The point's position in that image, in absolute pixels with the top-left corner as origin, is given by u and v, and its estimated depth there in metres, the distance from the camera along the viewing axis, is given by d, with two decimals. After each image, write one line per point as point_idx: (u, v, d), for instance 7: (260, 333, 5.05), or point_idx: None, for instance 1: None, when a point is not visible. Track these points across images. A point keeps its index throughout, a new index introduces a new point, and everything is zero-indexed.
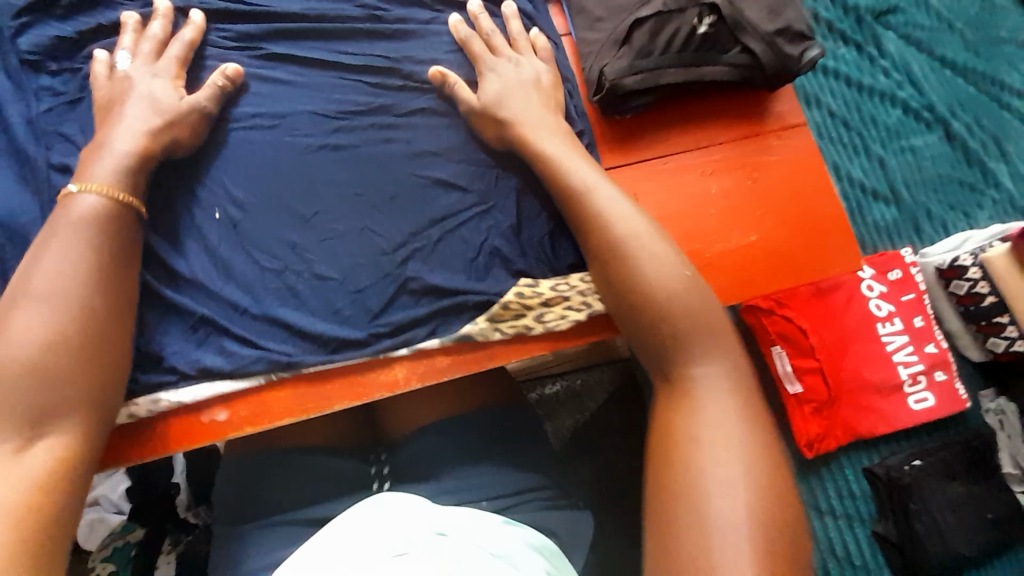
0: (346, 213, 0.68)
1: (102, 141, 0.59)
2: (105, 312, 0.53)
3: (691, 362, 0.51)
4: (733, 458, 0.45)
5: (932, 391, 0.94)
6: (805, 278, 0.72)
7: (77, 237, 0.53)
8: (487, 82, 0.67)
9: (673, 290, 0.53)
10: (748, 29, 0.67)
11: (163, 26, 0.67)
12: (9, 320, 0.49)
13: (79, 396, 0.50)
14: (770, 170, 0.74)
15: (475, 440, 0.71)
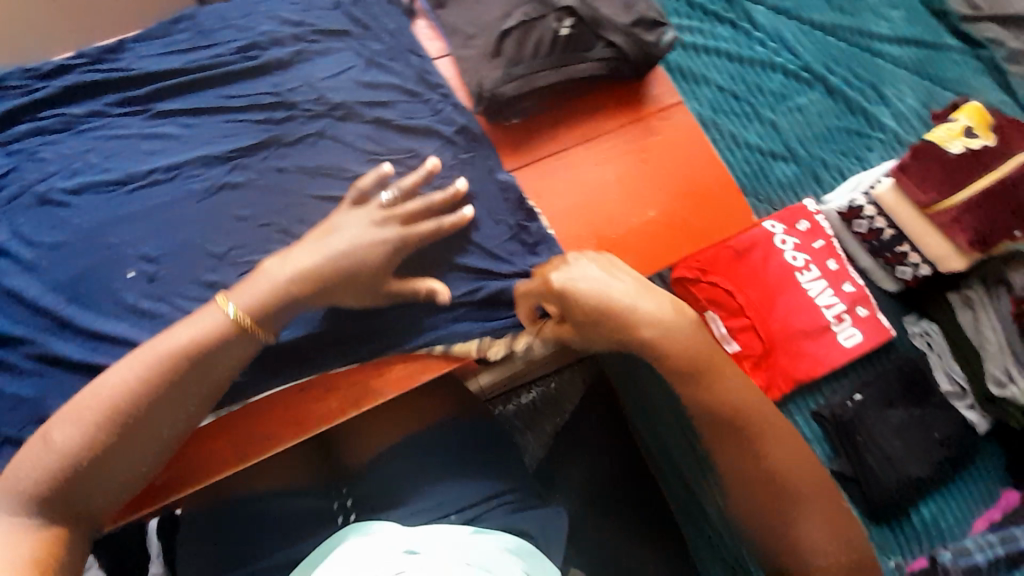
0: (257, 243, 0.68)
1: (271, 268, 0.60)
2: (166, 426, 0.57)
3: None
4: None
5: (858, 327, 1.00)
6: (710, 243, 0.76)
7: (164, 347, 0.56)
8: (575, 288, 0.63)
9: (821, 548, 0.56)
10: (607, 25, 0.73)
11: (412, 181, 0.66)
12: (71, 411, 0.55)
13: (107, 493, 0.56)
14: (658, 149, 0.78)
15: (436, 456, 0.74)
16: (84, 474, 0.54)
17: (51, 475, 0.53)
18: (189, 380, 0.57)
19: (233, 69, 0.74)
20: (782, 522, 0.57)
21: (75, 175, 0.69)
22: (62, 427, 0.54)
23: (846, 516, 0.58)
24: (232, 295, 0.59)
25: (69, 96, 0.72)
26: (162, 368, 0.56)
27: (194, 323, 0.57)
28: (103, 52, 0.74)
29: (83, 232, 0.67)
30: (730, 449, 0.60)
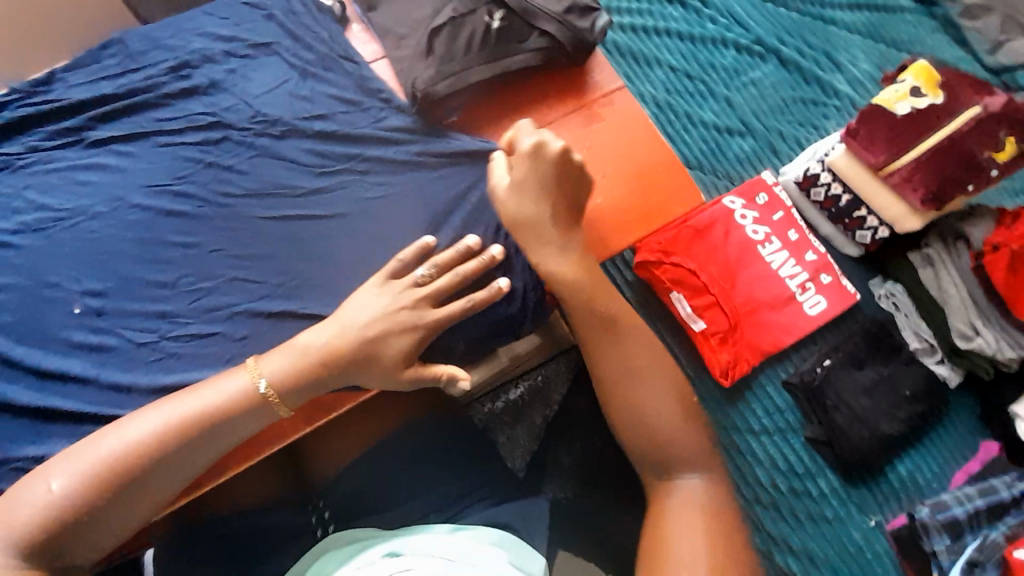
0: (203, 268, 0.68)
1: (312, 342, 0.62)
2: (167, 485, 0.58)
3: (682, 478, 0.63)
4: (692, 530, 0.59)
5: (823, 294, 1.01)
6: (661, 223, 0.77)
7: (185, 403, 0.59)
8: (517, 161, 0.67)
9: (680, 440, 0.64)
10: (539, 14, 0.72)
11: (450, 256, 0.66)
12: (79, 454, 0.57)
13: (101, 541, 0.57)
14: (602, 136, 0.78)
15: (411, 460, 0.76)
16: (78, 523, 0.55)
17: (50, 519, 0.54)
18: (196, 443, 0.58)
19: (166, 92, 0.73)
20: (648, 424, 0.64)
21: (14, 215, 0.68)
22: (64, 472, 0.55)
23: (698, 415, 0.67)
24: (263, 364, 0.61)
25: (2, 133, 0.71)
26: (176, 426, 0.58)
27: (216, 390, 0.60)
28: (35, 86, 0.73)
29: (28, 271, 0.66)
30: (604, 352, 0.67)
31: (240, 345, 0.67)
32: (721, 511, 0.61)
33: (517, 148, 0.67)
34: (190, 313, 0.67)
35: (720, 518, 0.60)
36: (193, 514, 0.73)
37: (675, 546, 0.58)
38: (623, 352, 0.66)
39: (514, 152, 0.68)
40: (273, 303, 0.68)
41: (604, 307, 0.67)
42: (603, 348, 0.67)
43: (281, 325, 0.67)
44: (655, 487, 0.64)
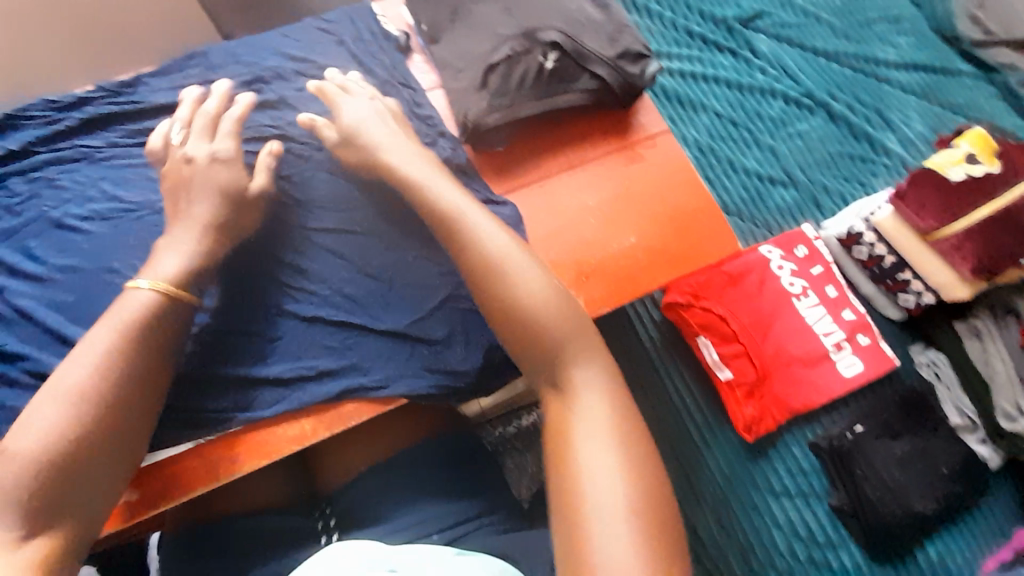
0: (251, 269, 0.72)
1: (169, 239, 0.61)
2: (133, 415, 0.54)
3: (573, 371, 0.56)
4: (602, 438, 0.52)
5: (859, 356, 0.98)
6: (692, 268, 0.76)
7: (115, 331, 0.54)
8: (339, 111, 0.70)
9: (559, 327, 0.57)
10: (592, 57, 0.75)
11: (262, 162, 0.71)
12: (28, 419, 0.50)
13: (103, 484, 0.51)
14: (642, 178, 0.79)
15: (419, 475, 0.77)
16: (57, 493, 0.48)
17: (35, 478, 0.47)
18: (143, 365, 0.55)
19: None
20: (523, 317, 0.57)
21: (88, 203, 0.74)
22: (27, 432, 0.49)
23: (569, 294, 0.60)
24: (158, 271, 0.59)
25: (89, 128, 0.78)
26: (112, 361, 0.53)
27: (118, 316, 0.55)
28: (121, 87, 0.80)
29: (94, 256, 0.71)
30: (469, 265, 0.60)
31: (275, 347, 0.70)
32: (619, 400, 0.55)
33: (336, 102, 0.71)
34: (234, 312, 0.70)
35: (619, 405, 0.54)
36: (206, 511, 0.75)
37: (578, 441, 0.52)
38: (481, 238, 0.60)
39: (333, 106, 0.71)
40: (311, 309, 0.72)
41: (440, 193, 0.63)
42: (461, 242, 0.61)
43: (315, 328, 0.71)
44: (552, 399, 0.56)
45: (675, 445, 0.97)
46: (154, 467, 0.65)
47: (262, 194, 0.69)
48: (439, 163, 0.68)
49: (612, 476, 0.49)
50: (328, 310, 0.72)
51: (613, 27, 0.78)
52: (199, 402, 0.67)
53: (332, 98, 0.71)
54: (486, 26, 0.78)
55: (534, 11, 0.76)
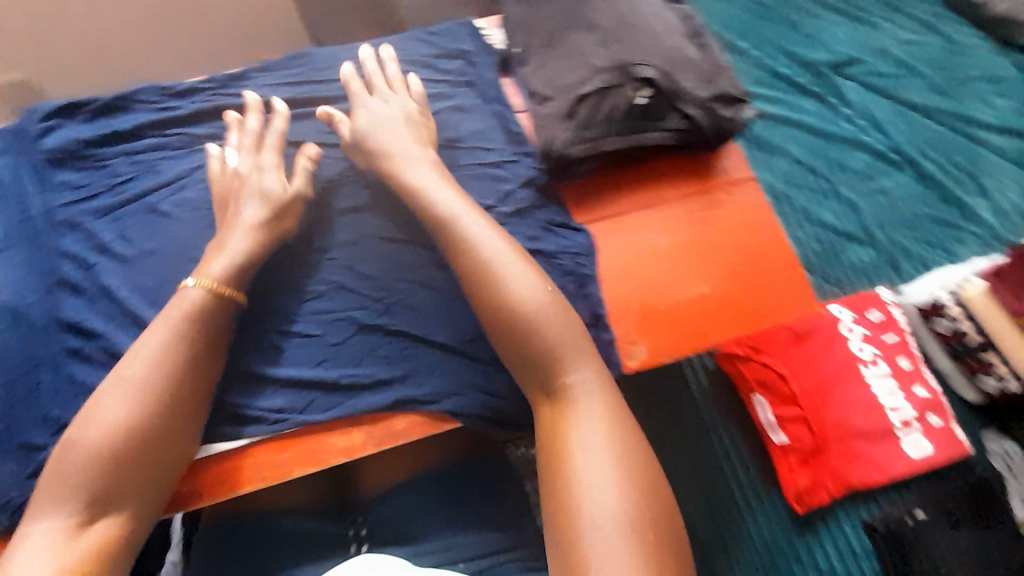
0: (322, 273, 0.73)
1: (220, 240, 0.67)
2: (181, 409, 0.59)
3: (571, 379, 0.60)
4: (599, 445, 0.55)
5: (928, 437, 0.91)
6: (764, 327, 0.72)
7: (176, 328, 0.60)
8: (358, 114, 0.73)
9: (554, 337, 0.61)
10: (685, 97, 0.73)
11: (299, 167, 0.73)
12: (99, 408, 0.56)
13: (157, 471, 0.57)
14: (719, 225, 0.75)
15: (450, 498, 0.76)
16: (116, 482, 0.54)
17: (102, 465, 0.54)
18: (192, 362, 0.60)
19: (336, 106, 0.81)
20: (522, 322, 0.62)
21: (180, 189, 0.77)
22: (99, 421, 0.55)
23: (562, 307, 0.63)
24: (209, 272, 0.64)
25: (190, 116, 0.80)
26: (165, 360, 0.59)
27: (175, 310, 0.61)
28: (228, 79, 0.83)
29: (177, 242, 0.74)
30: (467, 275, 0.64)
31: (336, 352, 0.71)
32: (619, 409, 0.59)
33: (356, 104, 0.74)
34: (301, 313, 0.72)
35: (618, 413, 0.59)
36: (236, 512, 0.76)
37: (577, 442, 0.56)
38: (481, 245, 0.64)
39: (353, 108, 0.74)
40: (373, 317, 0.72)
41: (445, 201, 0.66)
42: (463, 250, 0.64)
43: (373, 338, 0.71)
44: (546, 406, 0.60)
45: (714, 505, 0.92)
46: (210, 458, 0.66)
47: (297, 194, 0.71)
48: (447, 172, 0.70)
49: (609, 489, 0.53)
50: (390, 320, 0.72)
51: (711, 67, 0.76)
52: (255, 398, 0.68)
53: (354, 97, 0.74)
54: (582, 55, 0.77)
55: (632, 45, 0.75)
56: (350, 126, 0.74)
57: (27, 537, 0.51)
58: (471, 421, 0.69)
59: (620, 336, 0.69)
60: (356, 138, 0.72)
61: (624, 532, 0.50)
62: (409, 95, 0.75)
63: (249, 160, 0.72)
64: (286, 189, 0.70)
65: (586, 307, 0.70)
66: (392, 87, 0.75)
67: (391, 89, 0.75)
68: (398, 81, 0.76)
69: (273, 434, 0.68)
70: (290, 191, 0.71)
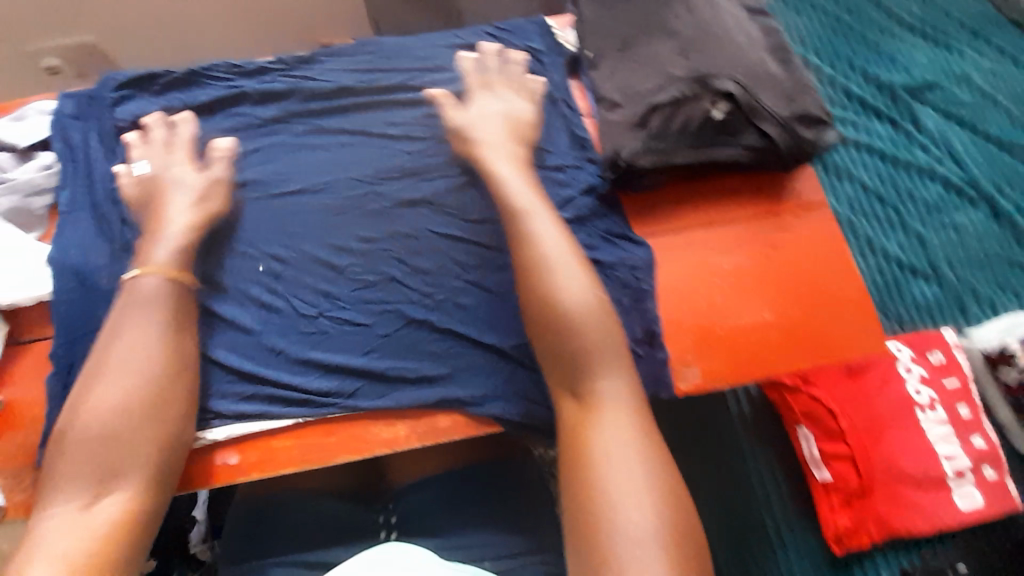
0: (373, 264, 0.74)
1: (157, 228, 0.68)
2: (161, 388, 0.61)
3: (601, 385, 0.58)
4: (631, 455, 0.54)
5: (980, 489, 0.86)
6: (827, 361, 0.69)
7: (151, 312, 0.63)
8: (469, 104, 0.75)
9: (591, 339, 0.59)
10: (763, 114, 0.70)
11: (219, 161, 0.75)
12: (92, 393, 0.58)
13: (159, 448, 0.59)
14: (788, 249, 0.72)
15: (478, 497, 0.76)
16: (111, 465, 0.56)
17: (100, 445, 0.56)
18: (168, 341, 0.63)
19: (401, 99, 0.81)
20: (567, 320, 0.60)
21: (243, 167, 0.77)
22: (91, 406, 0.58)
23: (607, 309, 0.62)
24: (151, 263, 0.66)
25: (258, 95, 0.81)
26: (133, 345, 0.61)
27: (137, 298, 0.64)
28: (297, 62, 0.83)
29: (236, 220, 0.75)
30: (522, 265, 0.63)
31: (383, 343, 0.71)
32: (646, 421, 0.57)
33: (470, 95, 0.76)
34: (351, 302, 0.72)
35: (647, 425, 0.57)
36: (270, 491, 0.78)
37: (600, 450, 0.54)
38: (541, 243, 0.63)
39: (465, 99, 0.76)
40: (420, 313, 0.72)
41: (519, 195, 0.67)
42: (524, 241, 0.64)
43: (418, 333, 0.71)
44: (572, 409, 0.59)
45: (746, 535, 0.90)
46: (259, 435, 0.68)
47: (220, 186, 0.73)
48: (529, 169, 0.70)
49: (642, 501, 0.51)
50: (438, 317, 0.71)
51: (792, 85, 0.73)
52: (301, 381, 0.69)
53: (470, 88, 0.77)
54: (658, 62, 0.75)
55: (711, 56, 0.73)
56: (455, 113, 0.75)
57: (41, 525, 0.52)
58: (510, 426, 0.68)
59: (674, 357, 0.67)
60: (456, 126, 0.74)
61: (656, 547, 0.49)
62: (519, 96, 0.77)
63: (165, 157, 0.74)
64: (201, 176, 0.73)
65: (640, 322, 0.68)
66: (510, 83, 0.77)
67: (508, 85, 0.77)
68: (518, 79, 0.77)
69: (317, 418, 0.69)
70: (207, 177, 0.73)
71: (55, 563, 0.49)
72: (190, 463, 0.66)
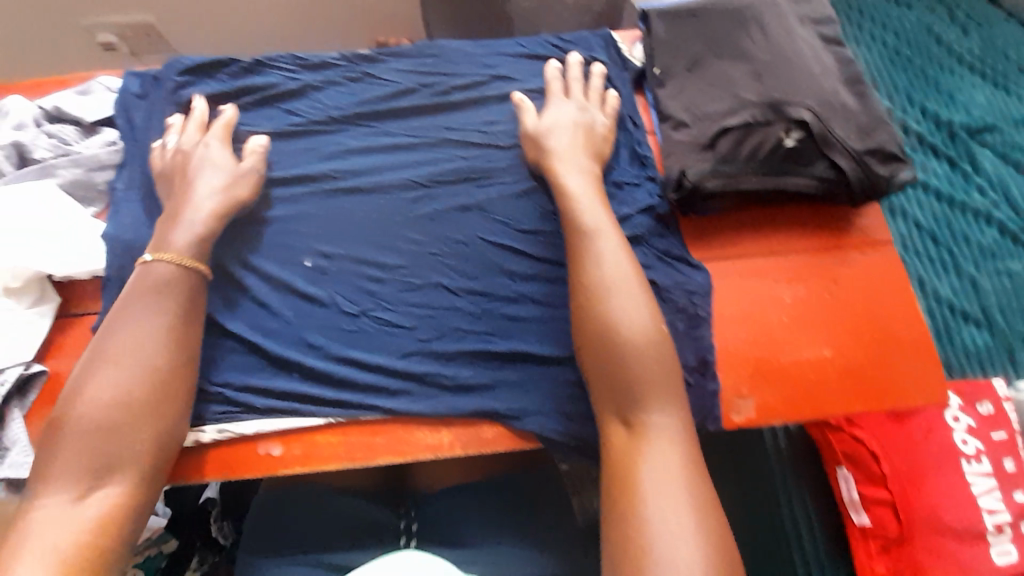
0: (420, 267, 0.72)
1: (178, 212, 0.66)
2: (165, 382, 0.60)
3: (651, 416, 0.56)
4: (676, 492, 0.51)
5: (1016, 544, 0.82)
6: (885, 405, 0.67)
7: (155, 300, 0.61)
8: (547, 110, 0.76)
9: (647, 367, 0.57)
10: (836, 146, 0.68)
11: (253, 154, 0.73)
12: (90, 382, 0.57)
13: (155, 443, 0.58)
14: (849, 285, 0.71)
15: (502, 510, 0.74)
16: (107, 457, 0.55)
17: (96, 437, 0.55)
18: (173, 333, 0.61)
19: (461, 105, 0.81)
20: (622, 345, 0.58)
21: (299, 160, 0.77)
22: (88, 395, 0.56)
23: (663, 339, 0.59)
24: (168, 248, 0.64)
25: (319, 89, 0.81)
26: (143, 336, 0.59)
27: (141, 286, 0.62)
28: (360, 59, 0.83)
29: (287, 211, 0.74)
30: (579, 283, 0.62)
31: (422, 349, 0.68)
32: (697, 457, 0.55)
33: (549, 102, 0.77)
34: (396, 303, 0.70)
35: (697, 462, 0.54)
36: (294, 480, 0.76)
37: (646, 482, 0.52)
38: (604, 264, 0.62)
39: (544, 104, 0.76)
40: (467, 321, 0.70)
41: (587, 211, 0.65)
42: (584, 259, 0.63)
43: (461, 341, 0.69)
44: (620, 435, 0.57)
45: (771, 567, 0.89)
46: (302, 429, 0.66)
47: (249, 176, 0.71)
48: (599, 184, 0.70)
49: (685, 542, 0.49)
50: (484, 326, 0.69)
51: (867, 119, 0.71)
52: (344, 373, 0.67)
53: (550, 96, 0.78)
54: (728, 86, 0.73)
55: (786, 82, 0.71)
56: (534, 117, 0.76)
57: (31, 516, 0.51)
58: (552, 446, 0.64)
59: (727, 388, 0.65)
60: (532, 130, 0.74)
61: None
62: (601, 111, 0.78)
63: (195, 141, 0.72)
64: (236, 166, 0.71)
65: (693, 350, 0.66)
66: (588, 95, 0.78)
67: (586, 97, 0.78)
68: (597, 93, 0.79)
69: (351, 419, 0.66)
70: (240, 168, 0.71)
71: (48, 556, 0.49)
72: (233, 448, 0.65)
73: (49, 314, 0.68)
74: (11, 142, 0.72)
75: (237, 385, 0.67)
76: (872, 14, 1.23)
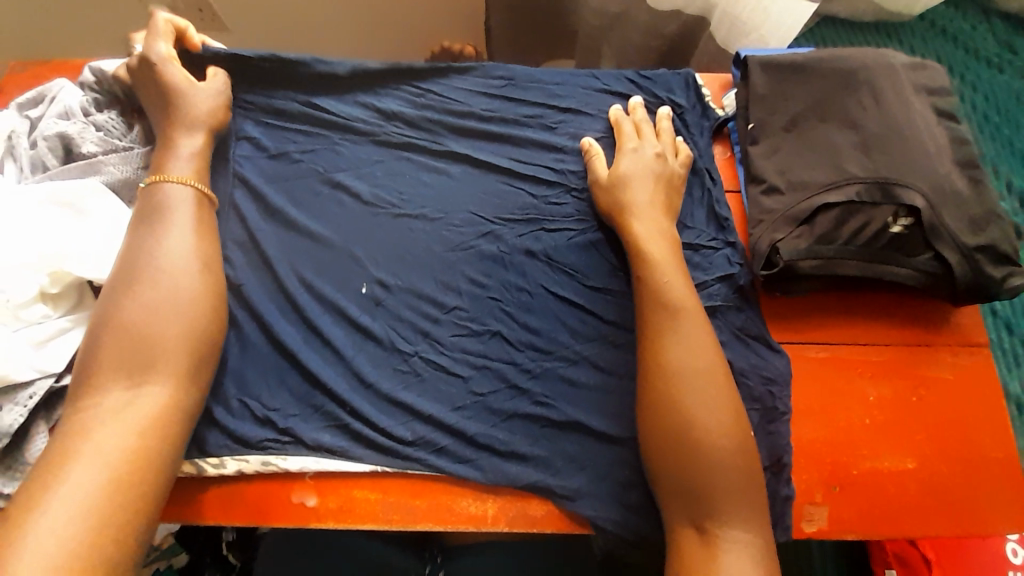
0: (478, 312, 0.67)
1: (168, 140, 0.64)
2: (191, 289, 0.56)
3: (722, 528, 0.51)
4: None
5: None
6: (967, 530, 0.61)
7: (181, 215, 0.59)
8: (621, 159, 0.70)
9: (724, 458, 0.53)
10: (946, 238, 0.62)
11: (215, 83, 0.69)
12: (123, 292, 0.54)
13: (192, 346, 0.55)
14: (938, 389, 0.65)
15: None
16: (141, 362, 0.52)
17: (130, 343, 0.52)
18: (192, 243, 0.58)
19: (532, 136, 0.75)
20: (695, 434, 0.54)
21: (360, 178, 0.72)
22: (119, 306, 0.53)
23: (744, 438, 0.55)
24: (169, 173, 0.62)
25: (381, 102, 0.75)
26: (164, 247, 0.57)
27: (165, 205, 0.59)
28: (426, 74, 0.77)
29: (343, 233, 0.69)
30: (653, 347, 0.58)
31: (474, 404, 0.63)
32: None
33: (623, 147, 0.71)
34: (450, 348, 0.65)
35: None
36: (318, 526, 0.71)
37: None
38: (683, 347, 0.57)
39: (618, 150, 0.71)
40: (523, 379, 0.64)
41: (667, 285, 0.60)
42: (662, 333, 0.58)
43: (516, 400, 0.63)
44: (689, 548, 0.52)
45: None
46: (339, 480, 0.61)
47: (212, 96, 0.68)
48: (675, 249, 0.64)
49: None
50: (541, 388, 0.64)
51: (982, 212, 0.64)
52: (385, 423, 0.62)
53: (622, 140, 0.72)
54: (833, 154, 0.67)
55: (897, 161, 0.64)
56: (605, 169, 0.71)
57: (76, 422, 0.48)
58: (604, 532, 0.60)
59: (800, 493, 0.60)
60: (606, 180, 0.69)
61: None
62: (674, 159, 0.71)
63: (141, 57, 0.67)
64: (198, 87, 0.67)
65: (766, 445, 0.61)
66: (661, 138, 0.72)
67: (659, 140, 0.72)
68: (669, 135, 0.73)
69: (395, 471, 0.61)
70: (206, 89, 0.68)
71: (93, 469, 0.46)
72: (266, 490, 0.61)
73: (82, 322, 0.61)
74: (57, 133, 0.67)
75: (273, 419, 0.61)
76: (963, 73, 1.14)
